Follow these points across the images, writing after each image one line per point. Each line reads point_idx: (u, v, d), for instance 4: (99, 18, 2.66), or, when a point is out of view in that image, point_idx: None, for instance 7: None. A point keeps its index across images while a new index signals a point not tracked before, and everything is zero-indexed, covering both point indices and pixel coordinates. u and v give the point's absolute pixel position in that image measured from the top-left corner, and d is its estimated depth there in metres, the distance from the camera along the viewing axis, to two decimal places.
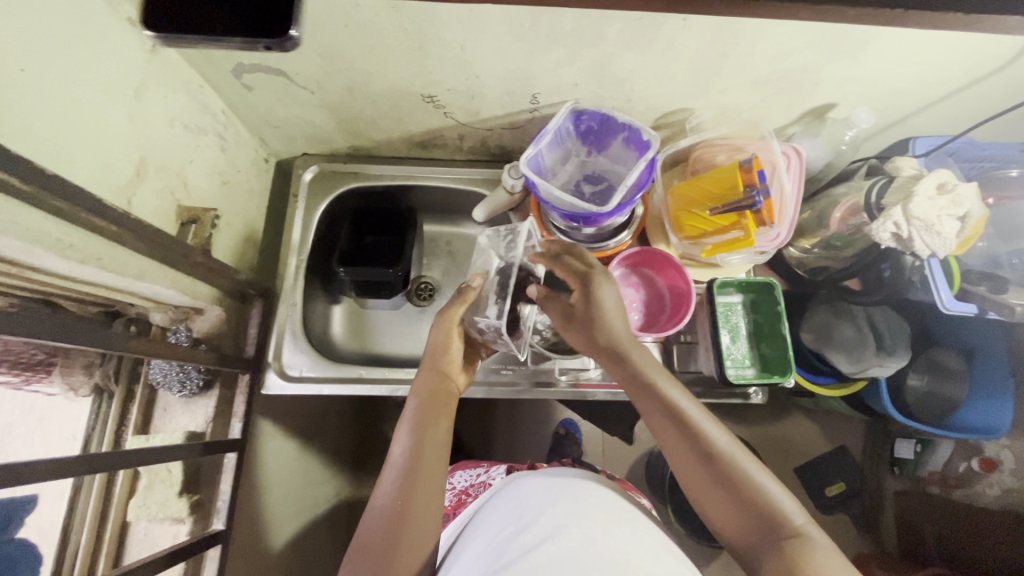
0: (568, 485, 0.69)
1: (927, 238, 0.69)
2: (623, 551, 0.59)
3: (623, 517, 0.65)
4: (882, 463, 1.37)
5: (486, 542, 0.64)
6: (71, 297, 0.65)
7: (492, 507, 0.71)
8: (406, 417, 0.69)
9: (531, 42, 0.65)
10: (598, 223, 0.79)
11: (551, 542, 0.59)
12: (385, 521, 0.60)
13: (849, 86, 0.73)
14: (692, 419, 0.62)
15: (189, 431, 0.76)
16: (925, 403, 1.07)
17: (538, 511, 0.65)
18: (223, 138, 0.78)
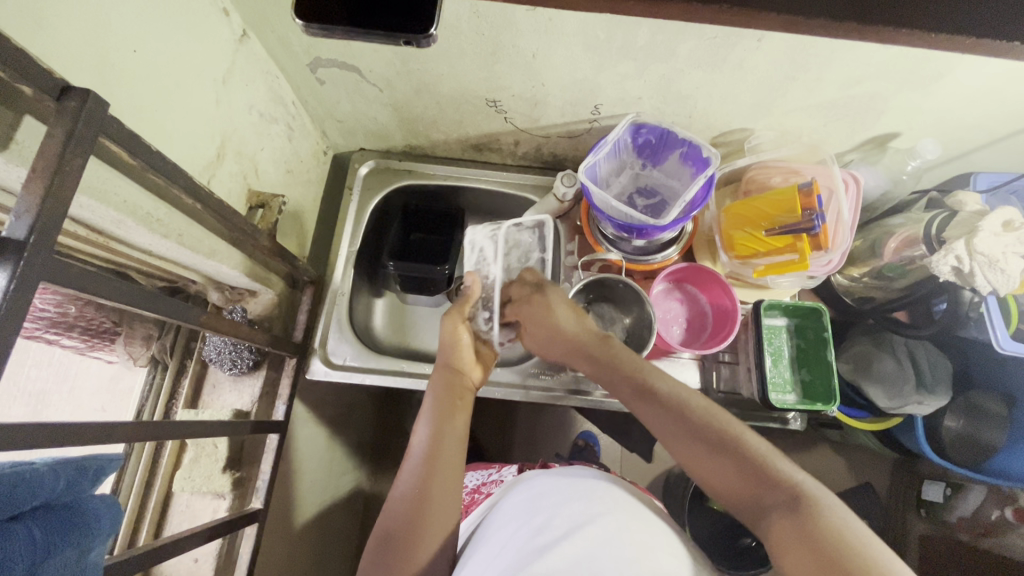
0: (582, 484, 0.67)
1: (989, 275, 0.68)
2: (642, 546, 0.57)
3: (638, 515, 0.63)
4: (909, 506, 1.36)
5: (503, 541, 0.62)
6: (143, 270, 0.67)
7: (507, 508, 0.69)
8: (424, 410, 0.71)
9: (602, 54, 0.67)
10: (650, 235, 0.80)
11: (569, 539, 0.56)
12: (407, 506, 0.61)
13: (919, 116, 0.73)
14: (684, 400, 0.62)
15: (236, 409, 0.77)
16: (960, 446, 1.05)
17: (554, 509, 0.63)
18: (291, 129, 0.81)
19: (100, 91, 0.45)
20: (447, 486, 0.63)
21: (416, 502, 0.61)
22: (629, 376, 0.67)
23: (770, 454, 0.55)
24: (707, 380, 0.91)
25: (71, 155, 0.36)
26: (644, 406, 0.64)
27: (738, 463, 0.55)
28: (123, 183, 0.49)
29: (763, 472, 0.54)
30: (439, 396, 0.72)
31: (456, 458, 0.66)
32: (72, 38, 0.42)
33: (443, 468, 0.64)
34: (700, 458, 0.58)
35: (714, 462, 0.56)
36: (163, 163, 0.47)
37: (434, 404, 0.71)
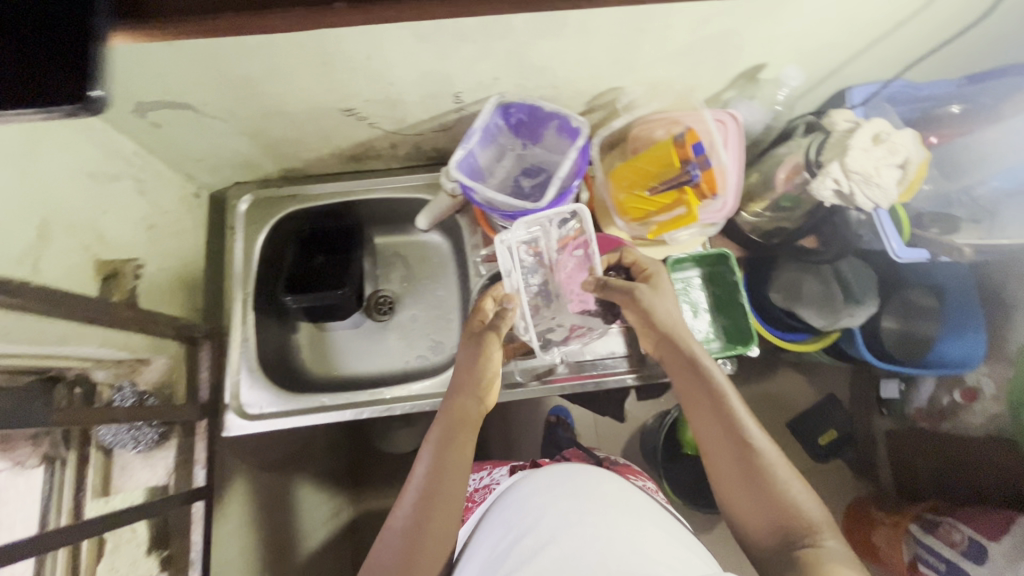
0: (572, 481, 0.73)
1: (868, 191, 0.68)
2: (632, 543, 0.61)
3: (630, 513, 0.67)
4: (872, 405, 1.47)
5: (499, 542, 0.68)
6: (8, 364, 0.57)
7: (501, 506, 0.75)
8: (431, 437, 0.68)
9: (438, 43, 0.62)
10: (540, 217, 0.77)
11: (555, 542, 0.63)
12: (401, 541, 0.59)
13: (777, 44, 0.71)
14: (741, 421, 0.64)
15: (151, 487, 0.74)
16: (902, 344, 1.21)
17: (541, 510, 0.69)
18: (140, 181, 0.75)
19: None
20: (444, 526, 0.61)
21: (410, 540, 0.59)
22: (699, 386, 0.67)
23: (806, 501, 0.58)
24: None
25: None
26: (695, 417, 0.67)
27: (774, 505, 0.58)
28: None
29: (795, 520, 0.57)
30: (451, 423, 0.68)
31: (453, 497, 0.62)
32: None
33: (434, 509, 0.61)
34: (731, 482, 0.62)
35: (746, 491, 0.60)
36: None
37: (445, 432, 0.67)
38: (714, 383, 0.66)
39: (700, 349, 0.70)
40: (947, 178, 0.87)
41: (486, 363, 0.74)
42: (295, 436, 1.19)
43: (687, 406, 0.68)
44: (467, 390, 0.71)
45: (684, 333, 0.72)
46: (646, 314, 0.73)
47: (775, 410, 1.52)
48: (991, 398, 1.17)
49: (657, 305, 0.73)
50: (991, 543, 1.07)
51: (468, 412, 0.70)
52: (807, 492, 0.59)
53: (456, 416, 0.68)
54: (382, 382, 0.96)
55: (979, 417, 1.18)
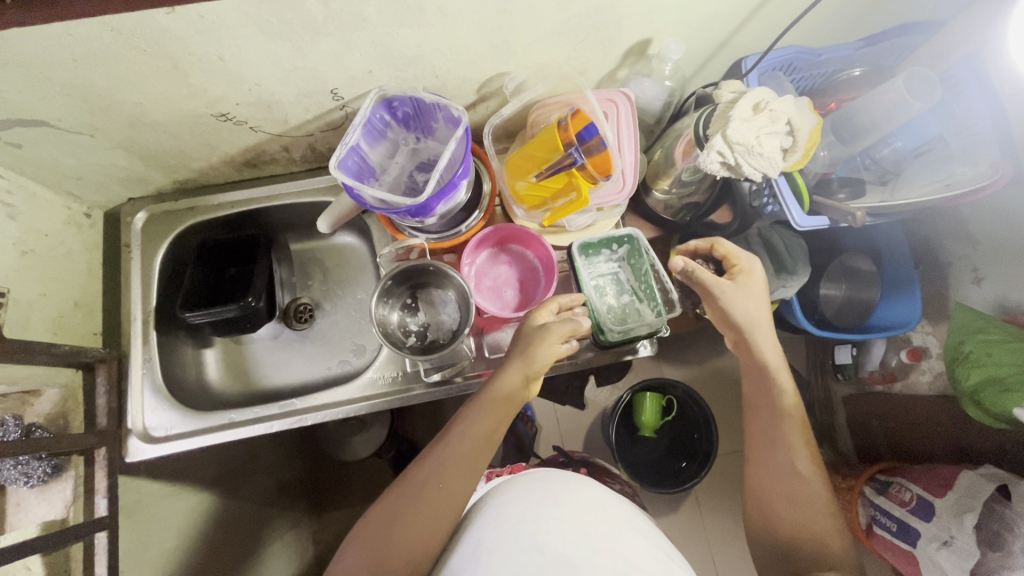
0: (570, 491, 0.73)
1: (753, 161, 0.67)
2: (614, 551, 0.63)
3: (608, 519, 0.68)
4: (828, 372, 1.45)
5: (478, 547, 0.66)
6: None
7: (484, 509, 0.73)
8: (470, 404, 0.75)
9: (292, 38, 0.60)
10: (433, 211, 0.75)
11: (550, 541, 0.63)
12: (416, 487, 0.70)
13: (654, 18, 0.69)
14: (794, 434, 0.72)
15: (48, 522, 0.71)
16: (844, 311, 1.22)
17: (521, 516, 0.68)
18: (9, 204, 0.71)
19: None
20: (454, 488, 0.69)
21: (425, 486, 0.69)
22: (767, 394, 0.75)
23: (829, 521, 0.67)
24: None
25: None
26: (764, 417, 0.74)
27: (794, 511, 0.68)
28: None
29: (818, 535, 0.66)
30: (488, 400, 0.73)
31: (476, 465, 0.71)
32: None
33: (450, 472, 0.70)
34: (768, 485, 0.71)
35: (778, 495, 0.70)
36: None
37: (481, 410, 0.72)
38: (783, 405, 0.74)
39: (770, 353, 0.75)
40: (845, 143, 0.84)
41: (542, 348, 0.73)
42: (235, 453, 1.16)
43: (754, 406, 0.76)
44: (521, 363, 0.72)
45: (758, 331, 0.76)
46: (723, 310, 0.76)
47: None
48: (935, 356, 1.20)
49: (733, 302, 0.75)
50: (937, 500, 1.09)
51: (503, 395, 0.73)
52: (830, 511, 0.68)
53: (499, 394, 0.72)
54: (303, 393, 0.94)
55: (927, 375, 1.21)
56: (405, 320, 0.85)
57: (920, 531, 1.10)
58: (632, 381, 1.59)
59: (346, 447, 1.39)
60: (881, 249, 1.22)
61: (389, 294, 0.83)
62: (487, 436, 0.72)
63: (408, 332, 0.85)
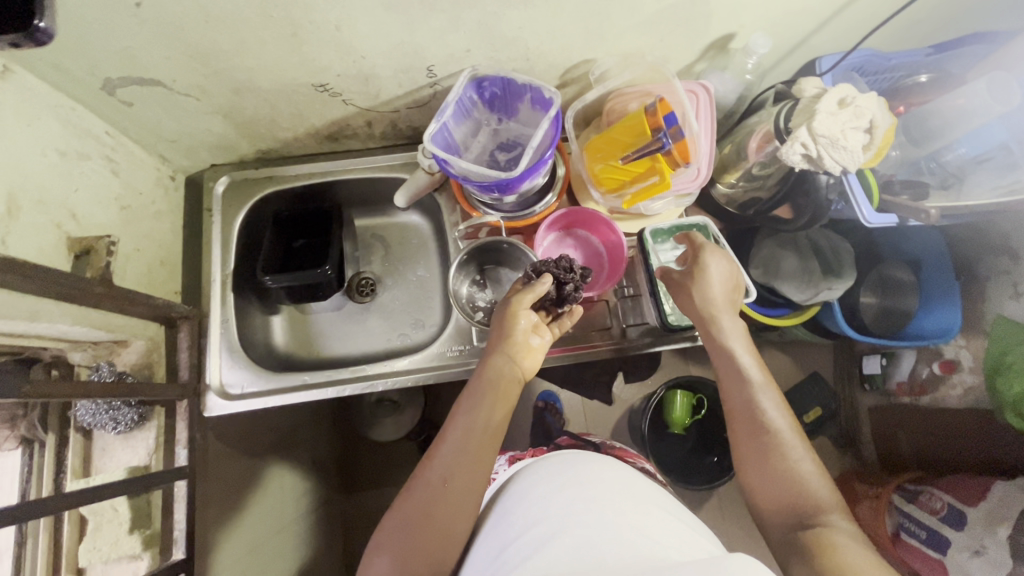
0: (593, 472, 0.68)
1: (836, 154, 0.69)
2: (636, 526, 0.57)
3: (630, 497, 0.63)
4: (854, 382, 1.44)
5: (505, 536, 0.62)
6: None
7: (512, 497, 0.69)
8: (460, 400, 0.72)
9: (407, 12, 0.63)
10: (516, 189, 0.77)
11: (575, 526, 0.57)
12: (427, 489, 0.64)
13: (743, 12, 0.72)
14: (760, 397, 0.68)
15: (133, 467, 0.74)
16: (881, 318, 1.23)
17: (548, 500, 0.63)
18: (113, 161, 0.74)
19: None
20: (469, 479, 0.65)
21: (437, 489, 0.64)
22: (727, 366, 0.71)
23: (811, 476, 0.62)
24: (616, 317, 0.90)
25: None
26: (727, 389, 0.70)
27: (780, 483, 0.62)
28: None
29: (803, 496, 0.60)
30: (485, 385, 0.72)
31: (487, 450, 0.67)
32: None
33: (464, 460, 0.66)
34: (749, 461, 0.66)
35: (759, 467, 0.64)
36: None
37: (480, 394, 0.71)
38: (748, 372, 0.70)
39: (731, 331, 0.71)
40: (915, 144, 0.87)
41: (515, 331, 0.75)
42: (282, 422, 1.19)
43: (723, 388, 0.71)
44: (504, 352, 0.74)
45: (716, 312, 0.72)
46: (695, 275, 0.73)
47: None
48: (968, 368, 1.20)
49: (712, 262, 0.72)
50: (969, 509, 1.10)
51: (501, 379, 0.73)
52: (822, 476, 0.62)
53: (482, 378, 0.72)
54: (364, 363, 0.97)
55: (958, 390, 1.22)
56: (473, 297, 0.87)
57: (950, 540, 1.10)
58: (663, 379, 1.60)
59: (381, 426, 1.41)
60: (920, 258, 1.22)
61: (460, 270, 0.85)
62: (492, 420, 0.69)
63: (477, 308, 0.87)
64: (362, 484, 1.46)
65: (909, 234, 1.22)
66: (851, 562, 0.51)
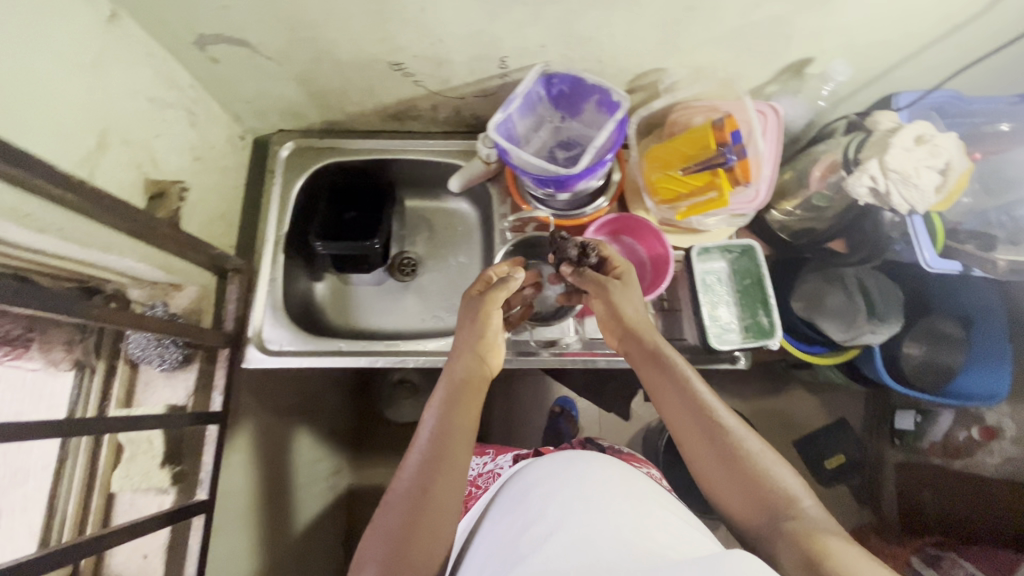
0: (585, 468, 0.64)
1: (904, 192, 0.67)
2: (642, 523, 0.54)
3: (632, 493, 0.60)
4: (883, 436, 1.36)
5: (509, 535, 0.58)
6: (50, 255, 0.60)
7: (509, 499, 0.66)
8: (433, 401, 0.68)
9: (491, 1, 0.64)
10: (571, 187, 0.78)
11: (566, 530, 0.54)
12: (406, 497, 0.59)
13: (825, 37, 0.71)
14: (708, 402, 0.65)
15: (171, 404, 0.77)
16: (922, 371, 1.16)
17: (546, 502, 0.59)
18: (192, 114, 0.78)
19: None
20: (450, 481, 0.60)
21: (416, 501, 0.58)
22: (665, 374, 0.68)
23: (776, 468, 0.60)
24: None
25: None
26: (669, 399, 0.67)
27: (750, 480, 0.60)
28: None
29: (774, 493, 0.59)
30: (455, 386, 0.69)
31: (461, 443, 0.64)
32: None
33: (446, 453, 0.62)
34: (710, 465, 0.63)
35: (720, 470, 0.62)
36: (11, 152, 0.45)
37: (453, 397, 0.67)
38: (682, 377, 0.67)
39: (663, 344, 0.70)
40: (989, 194, 0.82)
41: (485, 331, 0.74)
42: (308, 386, 1.22)
43: (660, 399, 0.68)
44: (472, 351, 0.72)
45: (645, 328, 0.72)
46: (613, 307, 0.74)
47: (784, 425, 1.48)
48: (1010, 438, 1.17)
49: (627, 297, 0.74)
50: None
51: (473, 378, 0.70)
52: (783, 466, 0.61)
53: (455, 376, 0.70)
54: (395, 339, 0.98)
55: (996, 457, 1.18)
56: None
57: None
58: None
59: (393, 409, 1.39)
60: (972, 315, 1.14)
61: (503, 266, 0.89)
62: (466, 412, 0.66)
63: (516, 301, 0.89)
64: (372, 460, 1.49)
65: (967, 287, 1.13)
66: (841, 551, 0.50)
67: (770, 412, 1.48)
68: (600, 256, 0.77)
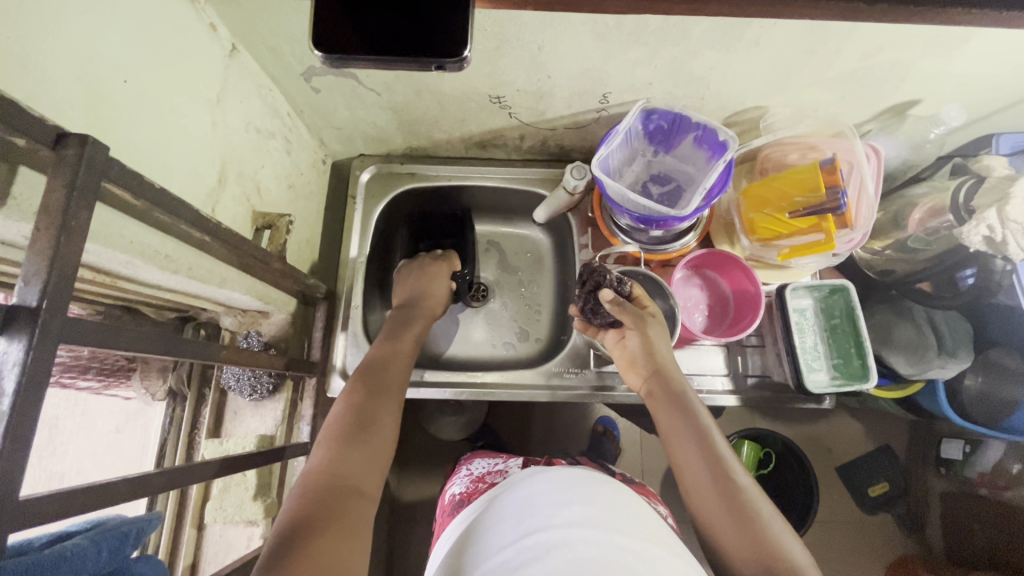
0: (588, 486, 0.58)
1: (1023, 241, 0.65)
2: (644, 557, 0.48)
3: (638, 522, 0.54)
4: (928, 464, 1.28)
5: (495, 544, 0.52)
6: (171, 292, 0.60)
7: (495, 512, 0.58)
8: (351, 382, 0.67)
9: (612, 41, 0.63)
10: (669, 225, 0.77)
11: (566, 546, 0.48)
12: (330, 462, 0.55)
13: (940, 81, 0.70)
14: (722, 452, 0.62)
15: (261, 435, 0.76)
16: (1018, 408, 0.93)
17: (545, 516, 0.53)
18: (289, 142, 0.78)
19: (95, 131, 0.43)
20: (377, 447, 0.59)
21: (343, 458, 0.56)
22: (686, 412, 0.66)
23: (784, 533, 0.56)
24: (733, 365, 0.89)
25: (77, 210, 0.34)
26: (681, 436, 0.64)
27: (753, 535, 0.55)
28: (134, 226, 0.47)
29: (772, 555, 0.54)
30: (392, 373, 0.70)
31: (389, 398, 0.66)
32: (61, 77, 0.39)
33: (374, 403, 0.64)
34: (714, 513, 0.59)
35: (723, 520, 0.58)
36: (168, 200, 0.44)
37: (385, 385, 0.67)
38: (701, 423, 0.64)
39: (685, 385, 0.69)
40: None
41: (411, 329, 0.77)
42: None
43: (672, 441, 0.65)
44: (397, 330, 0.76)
45: (670, 368, 0.70)
46: (646, 340, 0.71)
47: (828, 452, 1.37)
48: None
49: (658, 334, 0.71)
50: None
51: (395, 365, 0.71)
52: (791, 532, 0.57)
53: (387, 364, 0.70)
54: (469, 368, 0.97)
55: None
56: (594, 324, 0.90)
57: None
58: None
59: (436, 423, 1.34)
60: None
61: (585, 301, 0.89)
62: (394, 383, 0.68)
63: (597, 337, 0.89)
64: None
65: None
66: None
67: (815, 440, 1.38)
68: (631, 291, 0.76)
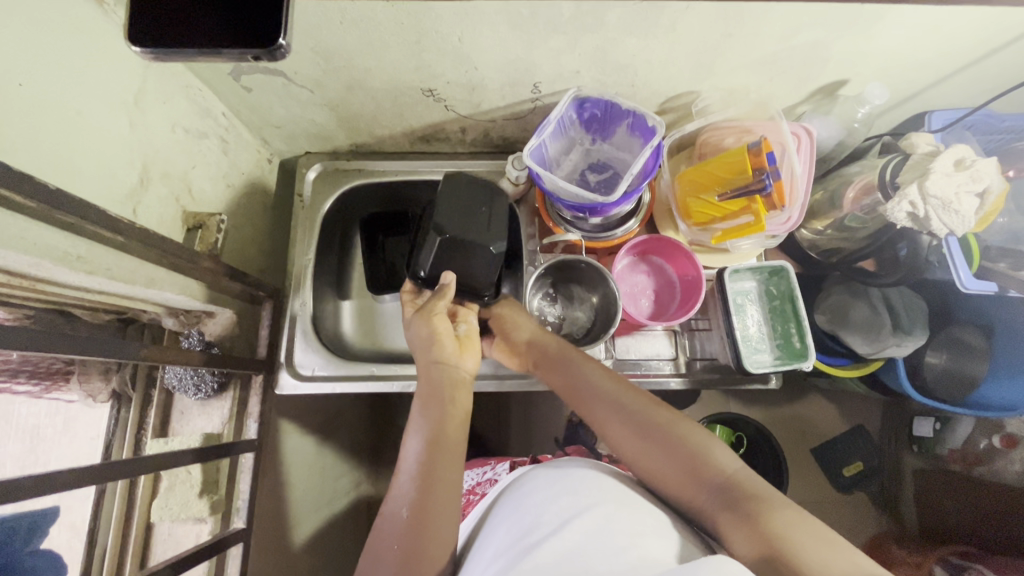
0: (573, 476, 0.59)
1: (944, 217, 0.67)
2: (632, 535, 0.49)
3: (632, 501, 0.55)
4: (902, 442, 1.28)
5: (492, 553, 0.53)
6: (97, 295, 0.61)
7: (494, 519, 0.59)
8: (413, 418, 0.64)
9: (530, 31, 0.64)
10: (605, 212, 0.78)
11: (558, 534, 0.49)
12: (403, 525, 0.56)
13: (861, 61, 0.71)
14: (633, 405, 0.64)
15: (206, 433, 0.78)
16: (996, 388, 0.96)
17: (537, 511, 0.54)
18: (225, 141, 0.78)
19: None
20: (449, 481, 0.58)
21: (418, 518, 0.55)
22: (586, 382, 0.67)
23: (711, 446, 0.58)
24: (681, 350, 0.90)
25: None
26: (595, 408, 0.65)
27: (688, 463, 0.57)
28: (37, 228, 0.47)
29: (713, 473, 0.56)
30: (438, 387, 0.66)
31: (454, 423, 0.63)
32: None
33: (434, 435, 0.61)
34: (651, 462, 0.59)
35: (659, 463, 0.59)
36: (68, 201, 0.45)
37: (436, 407, 0.64)
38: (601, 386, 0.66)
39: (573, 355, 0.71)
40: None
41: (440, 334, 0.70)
42: None
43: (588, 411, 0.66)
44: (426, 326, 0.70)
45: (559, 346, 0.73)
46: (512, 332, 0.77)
47: (802, 434, 1.37)
48: None
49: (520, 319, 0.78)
50: None
51: (447, 379, 0.67)
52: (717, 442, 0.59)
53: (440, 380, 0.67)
54: None
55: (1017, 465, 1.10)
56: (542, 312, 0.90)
57: None
58: None
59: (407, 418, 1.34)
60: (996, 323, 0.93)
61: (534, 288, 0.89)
62: (456, 410, 0.65)
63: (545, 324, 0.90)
64: None
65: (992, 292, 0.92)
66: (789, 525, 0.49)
67: (790, 421, 1.38)
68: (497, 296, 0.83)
